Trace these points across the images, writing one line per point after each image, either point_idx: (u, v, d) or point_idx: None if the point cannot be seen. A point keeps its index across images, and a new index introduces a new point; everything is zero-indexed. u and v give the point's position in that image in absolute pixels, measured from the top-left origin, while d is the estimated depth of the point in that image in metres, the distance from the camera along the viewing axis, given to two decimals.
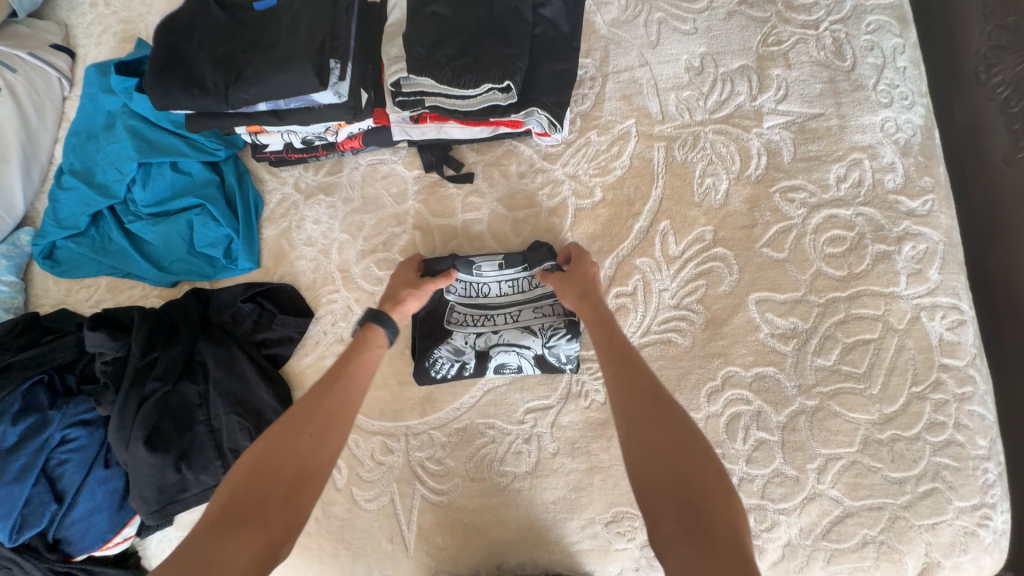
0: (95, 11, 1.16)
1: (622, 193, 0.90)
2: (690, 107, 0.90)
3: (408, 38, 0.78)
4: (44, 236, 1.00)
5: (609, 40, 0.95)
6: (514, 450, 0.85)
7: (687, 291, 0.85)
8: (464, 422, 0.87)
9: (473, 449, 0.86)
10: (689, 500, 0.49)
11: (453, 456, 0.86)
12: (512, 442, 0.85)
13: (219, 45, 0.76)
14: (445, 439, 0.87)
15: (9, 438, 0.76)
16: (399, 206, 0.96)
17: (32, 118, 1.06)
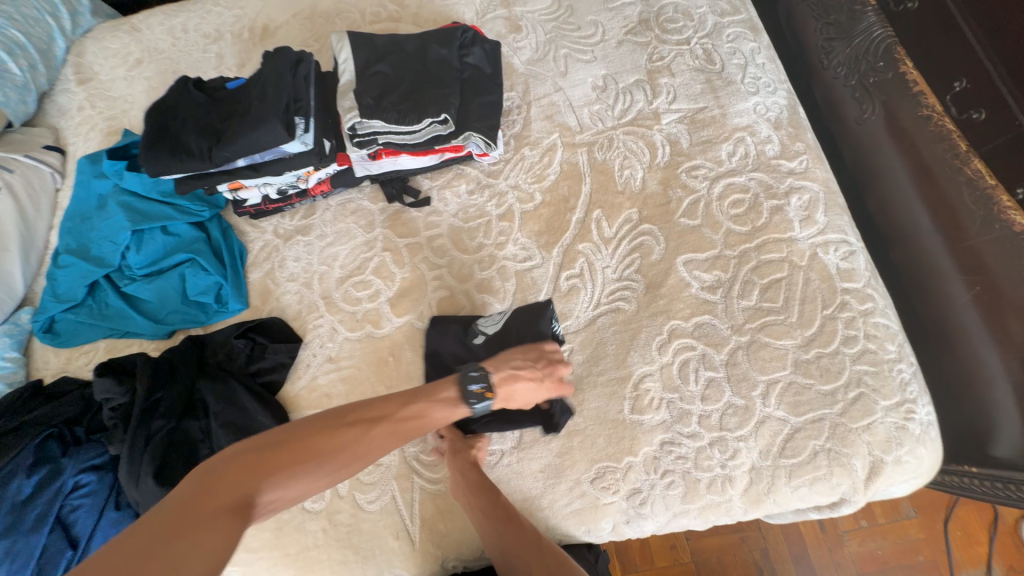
0: (82, 114, 1.32)
1: (558, 193, 1.06)
2: (602, 117, 1.09)
3: (358, 92, 0.95)
4: (43, 312, 1.08)
5: (528, 75, 1.15)
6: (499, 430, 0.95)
7: (625, 264, 0.99)
8: None
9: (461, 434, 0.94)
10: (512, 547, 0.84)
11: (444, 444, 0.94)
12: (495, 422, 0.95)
13: (199, 117, 0.91)
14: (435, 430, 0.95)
15: (26, 489, 0.83)
16: (369, 234, 1.09)
17: (29, 210, 1.18)
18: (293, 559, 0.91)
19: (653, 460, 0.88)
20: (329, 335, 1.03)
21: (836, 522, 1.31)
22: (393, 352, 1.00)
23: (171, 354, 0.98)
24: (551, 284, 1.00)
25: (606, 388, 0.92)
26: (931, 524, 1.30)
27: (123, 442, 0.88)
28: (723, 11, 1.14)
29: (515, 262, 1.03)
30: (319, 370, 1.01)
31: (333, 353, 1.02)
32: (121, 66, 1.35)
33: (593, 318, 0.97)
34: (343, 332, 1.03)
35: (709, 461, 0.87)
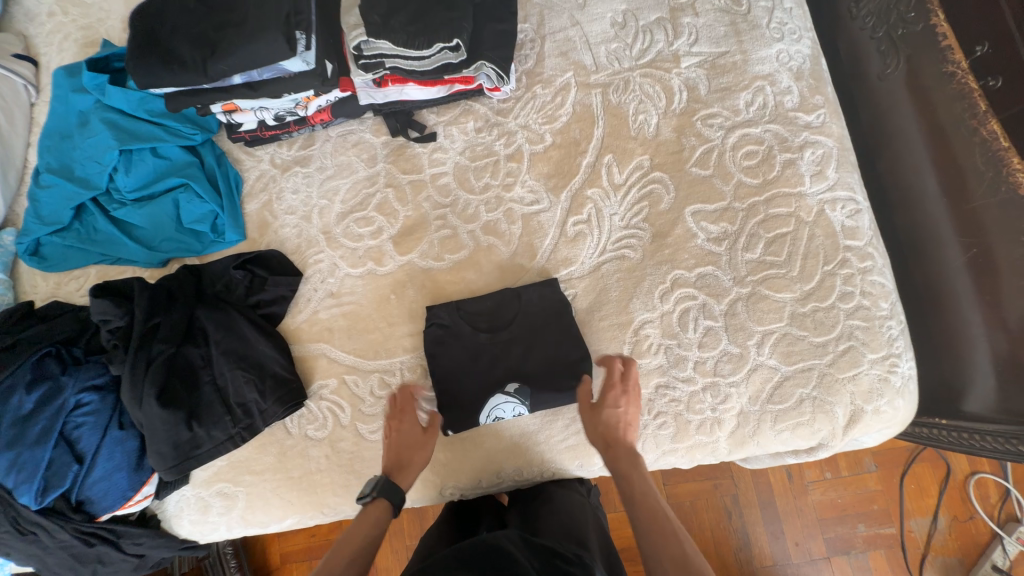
0: (54, 21, 1.21)
1: (569, 135, 1.03)
2: (619, 57, 1.04)
3: (363, 8, 0.88)
4: (28, 234, 1.04)
5: (543, 6, 1.08)
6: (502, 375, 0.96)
7: (633, 212, 0.98)
8: None
9: None
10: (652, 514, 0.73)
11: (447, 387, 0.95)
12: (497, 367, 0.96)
13: (190, 24, 0.83)
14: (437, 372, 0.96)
15: (27, 405, 0.81)
16: (371, 169, 1.06)
17: (3, 124, 1.10)
18: (297, 482, 0.94)
19: (647, 402, 0.91)
20: (330, 270, 1.02)
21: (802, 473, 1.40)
22: (395, 290, 1.00)
23: (167, 280, 0.96)
24: (557, 229, 0.99)
25: (606, 332, 0.94)
26: (889, 477, 1.39)
27: (123, 363, 0.87)
28: None
29: (521, 205, 1.01)
30: (320, 305, 1.01)
31: (334, 290, 1.01)
32: None
33: (598, 264, 0.97)
34: (344, 268, 1.02)
35: (700, 404, 0.90)
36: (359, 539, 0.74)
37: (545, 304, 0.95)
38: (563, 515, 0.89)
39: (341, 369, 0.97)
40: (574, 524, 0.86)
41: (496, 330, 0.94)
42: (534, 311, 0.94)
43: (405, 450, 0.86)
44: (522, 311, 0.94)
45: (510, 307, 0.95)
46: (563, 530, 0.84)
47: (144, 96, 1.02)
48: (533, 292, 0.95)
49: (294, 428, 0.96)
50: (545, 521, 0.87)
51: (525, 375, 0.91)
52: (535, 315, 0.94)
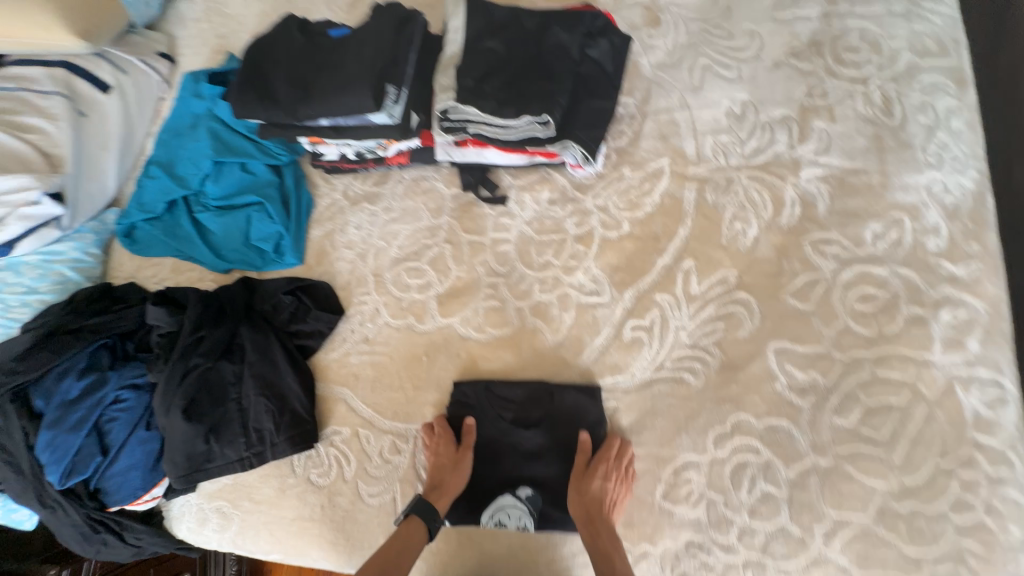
0: (198, 27, 1.33)
1: (649, 228, 0.92)
2: (727, 151, 0.92)
3: (459, 70, 0.84)
4: (127, 217, 1.14)
5: (652, 81, 0.99)
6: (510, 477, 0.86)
7: (704, 332, 0.85)
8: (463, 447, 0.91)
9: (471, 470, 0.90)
10: None
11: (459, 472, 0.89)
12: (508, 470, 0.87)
13: (293, 63, 0.85)
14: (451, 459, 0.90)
15: (74, 391, 0.87)
16: (434, 220, 1.03)
17: (133, 114, 1.23)
18: (288, 523, 0.92)
19: (672, 557, 0.78)
20: (371, 315, 1.00)
21: None
22: (428, 352, 0.95)
23: (222, 294, 1.00)
24: (612, 329, 0.89)
25: (642, 463, 0.82)
26: None
27: (161, 372, 0.91)
28: (924, 49, 0.89)
29: (579, 293, 0.92)
30: (353, 348, 0.99)
31: (370, 336, 0.99)
32: None
33: (649, 381, 0.85)
34: (384, 316, 1.00)
35: None
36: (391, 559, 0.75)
37: (578, 414, 0.85)
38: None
39: (357, 420, 0.95)
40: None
41: (520, 424, 0.86)
42: (575, 407, 0.86)
43: (442, 472, 0.83)
44: (554, 414, 0.86)
45: (540, 405, 0.87)
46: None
47: None
48: (568, 397, 0.86)
49: (299, 467, 0.94)
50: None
51: (540, 483, 0.84)
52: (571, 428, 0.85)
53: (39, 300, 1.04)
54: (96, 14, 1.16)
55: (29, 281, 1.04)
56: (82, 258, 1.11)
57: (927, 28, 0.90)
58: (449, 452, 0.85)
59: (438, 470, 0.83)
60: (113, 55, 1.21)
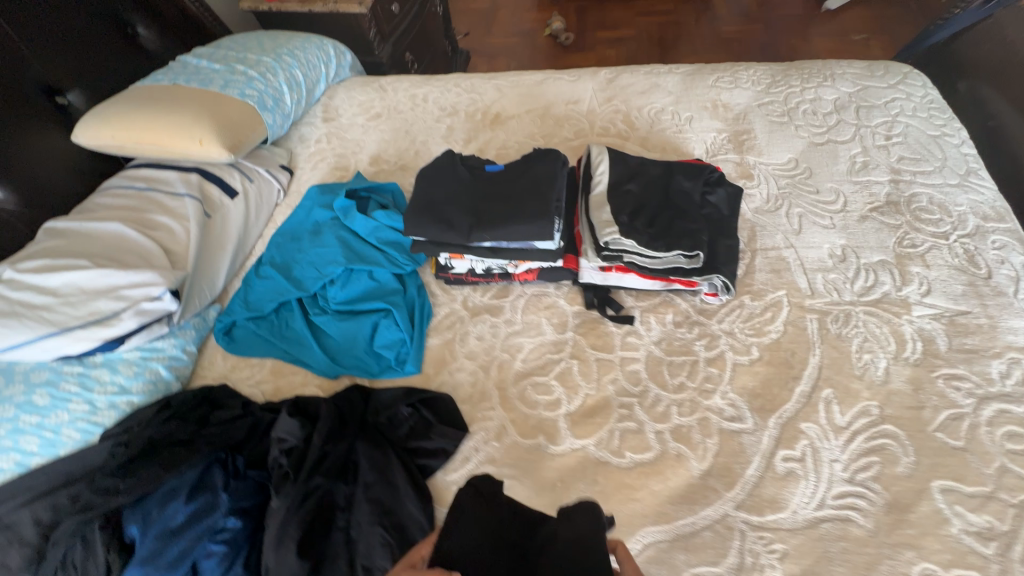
0: (318, 146, 1.47)
1: (779, 354, 0.96)
2: (838, 288, 1.01)
3: (613, 209, 0.95)
4: (230, 314, 1.12)
5: (755, 223, 1.12)
6: None
7: (859, 466, 0.84)
8: None
9: None
10: None
11: None
12: None
13: (463, 193, 0.95)
14: None
15: (179, 516, 0.76)
16: (559, 334, 1.05)
17: (252, 217, 1.28)
18: None
19: None
20: (496, 432, 0.95)
21: None
22: (563, 477, 0.89)
23: (343, 403, 0.95)
24: (763, 459, 0.87)
25: None
26: None
27: (284, 496, 0.81)
28: (987, 214, 1.06)
29: (720, 418, 0.92)
30: (477, 469, 0.91)
31: (496, 456, 0.92)
32: (362, 116, 1.53)
33: (815, 520, 0.81)
34: (511, 433, 0.95)
35: None
36: None
37: (595, 549, 0.58)
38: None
39: None
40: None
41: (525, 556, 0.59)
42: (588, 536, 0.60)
43: None
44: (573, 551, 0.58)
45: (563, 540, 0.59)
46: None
47: (379, 226, 1.14)
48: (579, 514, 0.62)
49: None
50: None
51: None
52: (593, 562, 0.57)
53: (127, 402, 0.95)
54: (243, 132, 1.27)
55: (123, 380, 0.96)
56: (179, 355, 1.05)
57: (983, 198, 1.08)
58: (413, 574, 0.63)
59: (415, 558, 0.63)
60: (244, 166, 1.31)
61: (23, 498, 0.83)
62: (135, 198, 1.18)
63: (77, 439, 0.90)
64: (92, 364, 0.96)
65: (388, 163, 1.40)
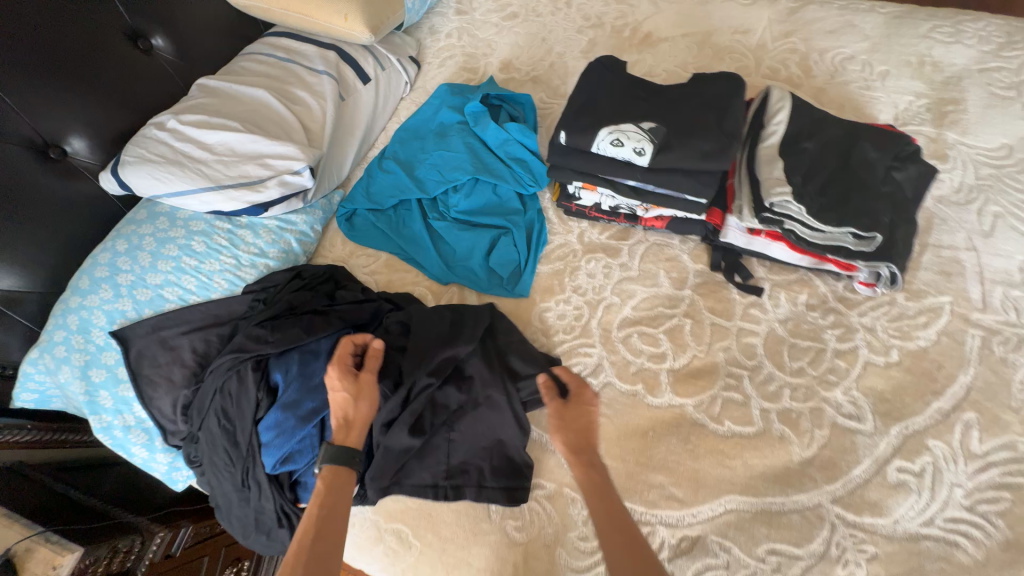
0: (448, 41, 1.39)
1: (922, 364, 0.87)
2: (1019, 307, 0.88)
3: (788, 167, 0.84)
4: (352, 203, 1.16)
5: (934, 215, 0.97)
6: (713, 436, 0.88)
7: (984, 498, 0.78)
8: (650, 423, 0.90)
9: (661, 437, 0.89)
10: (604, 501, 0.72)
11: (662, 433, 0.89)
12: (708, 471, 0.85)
13: (631, 109, 0.82)
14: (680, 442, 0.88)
15: (315, 378, 0.83)
16: (675, 290, 1.00)
17: (379, 107, 1.27)
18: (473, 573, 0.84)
19: None
20: (594, 368, 0.96)
21: None
22: (655, 429, 0.90)
23: (460, 314, 0.98)
24: (874, 463, 0.83)
25: None
26: None
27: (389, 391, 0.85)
28: None
29: (836, 412, 0.87)
30: None
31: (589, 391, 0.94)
32: (497, 14, 1.41)
33: (917, 535, 0.78)
34: (608, 374, 0.95)
35: None
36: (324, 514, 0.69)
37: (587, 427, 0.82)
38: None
39: (566, 479, 0.88)
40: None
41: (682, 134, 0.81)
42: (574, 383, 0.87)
43: (349, 401, 0.80)
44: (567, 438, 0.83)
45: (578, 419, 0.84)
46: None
47: (509, 139, 1.11)
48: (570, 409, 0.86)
49: (496, 513, 0.88)
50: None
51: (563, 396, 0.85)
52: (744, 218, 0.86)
53: (265, 265, 1.04)
54: (384, 17, 1.23)
55: (262, 244, 1.04)
56: (308, 232, 1.11)
57: None
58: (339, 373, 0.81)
59: (339, 408, 0.79)
60: (378, 51, 1.28)
61: (183, 327, 0.96)
62: (276, 69, 1.19)
63: (224, 287, 1.00)
64: (238, 223, 1.04)
65: (519, 71, 1.30)
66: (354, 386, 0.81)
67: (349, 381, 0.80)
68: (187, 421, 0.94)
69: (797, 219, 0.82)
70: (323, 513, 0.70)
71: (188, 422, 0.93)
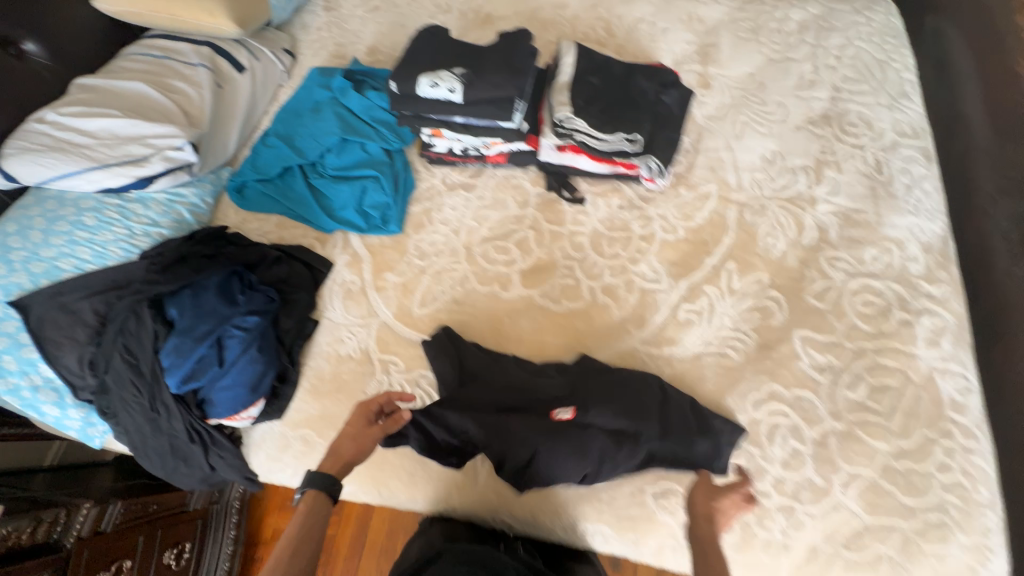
0: (319, 34, 1.56)
1: (700, 236, 1.15)
2: (761, 185, 1.18)
3: (573, 92, 1.11)
4: (241, 176, 1.29)
5: (704, 127, 1.26)
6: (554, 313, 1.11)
7: (743, 319, 1.05)
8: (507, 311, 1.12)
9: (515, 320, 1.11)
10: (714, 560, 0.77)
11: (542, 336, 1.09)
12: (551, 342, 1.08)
13: (445, 62, 1.07)
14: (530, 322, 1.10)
15: (206, 307, 0.97)
16: (521, 210, 1.23)
17: (258, 93, 1.42)
18: (371, 453, 1.01)
19: None
20: (460, 280, 1.16)
21: None
22: (510, 315, 1.11)
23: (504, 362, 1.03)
24: (669, 310, 1.08)
25: None
26: None
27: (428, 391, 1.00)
28: (904, 132, 1.21)
29: (642, 280, 1.12)
30: (441, 306, 1.13)
31: (457, 297, 1.14)
32: (361, 8, 1.60)
33: (699, 353, 1.03)
34: (472, 282, 1.16)
35: (771, 522, 0.88)
36: (303, 533, 0.77)
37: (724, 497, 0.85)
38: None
39: None
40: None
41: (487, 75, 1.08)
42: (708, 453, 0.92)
43: (344, 439, 0.87)
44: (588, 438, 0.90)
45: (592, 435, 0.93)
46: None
47: (373, 106, 1.30)
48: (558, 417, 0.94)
49: None
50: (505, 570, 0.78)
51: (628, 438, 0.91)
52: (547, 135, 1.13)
53: (158, 234, 1.15)
54: (250, 11, 1.39)
55: (154, 215, 1.16)
56: (199, 203, 1.24)
57: (905, 118, 1.23)
58: (363, 424, 0.89)
59: (345, 445, 0.87)
60: (251, 45, 1.43)
61: (80, 292, 1.05)
62: (153, 64, 1.31)
63: (120, 255, 1.10)
64: (128, 199, 1.15)
65: (383, 53, 1.50)
66: (355, 426, 0.89)
67: (367, 429, 0.88)
68: (95, 375, 1.02)
69: (581, 131, 1.08)
70: (300, 534, 0.77)
71: (96, 375, 1.02)
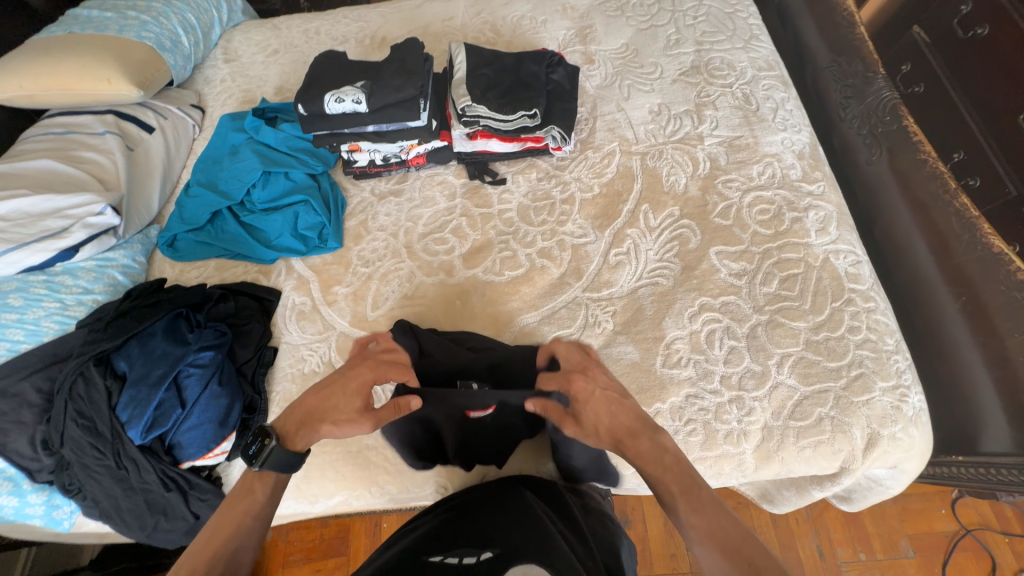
0: (223, 85, 1.61)
1: (613, 188, 1.27)
2: (654, 134, 1.32)
3: (468, 86, 1.23)
4: (169, 230, 1.28)
5: (597, 96, 1.40)
6: (499, 285, 1.18)
7: (666, 249, 1.17)
8: (456, 295, 1.18)
9: (467, 299, 1.17)
10: (708, 522, 0.66)
11: (481, 300, 1.17)
12: (503, 310, 1.15)
13: (345, 79, 1.19)
14: (480, 298, 1.17)
15: (158, 352, 0.99)
16: (450, 202, 1.31)
17: (172, 150, 1.44)
18: (354, 456, 1.02)
19: (679, 408, 1.00)
20: (408, 276, 1.21)
21: (834, 551, 1.38)
22: (461, 297, 1.18)
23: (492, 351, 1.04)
24: (601, 257, 1.18)
25: (642, 342, 1.07)
26: (929, 564, 1.35)
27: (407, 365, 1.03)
28: (761, 66, 1.40)
29: (573, 238, 1.22)
30: (394, 304, 1.18)
31: (407, 292, 1.19)
32: (261, 54, 1.67)
33: (635, 287, 1.14)
34: (418, 276, 1.21)
35: (727, 415, 0.98)
36: (253, 495, 0.74)
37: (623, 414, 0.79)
38: (557, 564, 0.69)
39: None
40: (532, 514, 0.81)
41: None
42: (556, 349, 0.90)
43: (337, 403, 0.81)
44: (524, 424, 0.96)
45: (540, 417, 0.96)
46: (509, 547, 0.73)
47: (288, 136, 1.34)
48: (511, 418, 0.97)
49: None
50: (476, 531, 0.78)
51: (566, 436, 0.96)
52: (456, 125, 1.26)
53: (94, 300, 1.14)
54: (148, 71, 1.42)
55: (85, 283, 1.14)
56: (131, 264, 1.24)
57: (759, 55, 1.42)
58: (361, 392, 0.82)
59: (326, 411, 0.81)
60: (156, 106, 1.45)
61: (17, 374, 1.01)
62: (57, 141, 1.30)
63: (56, 329, 1.08)
64: (54, 273, 1.14)
65: (291, 90, 1.56)
66: (347, 388, 0.82)
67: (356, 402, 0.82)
68: (51, 453, 0.99)
69: (484, 114, 1.22)
70: (245, 492, 0.74)
71: (54, 453, 0.99)
